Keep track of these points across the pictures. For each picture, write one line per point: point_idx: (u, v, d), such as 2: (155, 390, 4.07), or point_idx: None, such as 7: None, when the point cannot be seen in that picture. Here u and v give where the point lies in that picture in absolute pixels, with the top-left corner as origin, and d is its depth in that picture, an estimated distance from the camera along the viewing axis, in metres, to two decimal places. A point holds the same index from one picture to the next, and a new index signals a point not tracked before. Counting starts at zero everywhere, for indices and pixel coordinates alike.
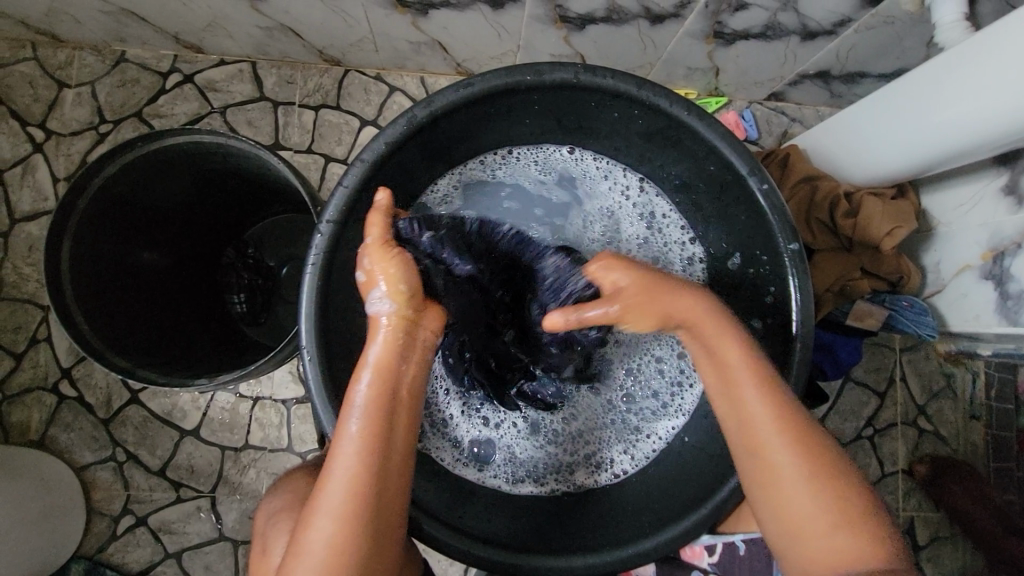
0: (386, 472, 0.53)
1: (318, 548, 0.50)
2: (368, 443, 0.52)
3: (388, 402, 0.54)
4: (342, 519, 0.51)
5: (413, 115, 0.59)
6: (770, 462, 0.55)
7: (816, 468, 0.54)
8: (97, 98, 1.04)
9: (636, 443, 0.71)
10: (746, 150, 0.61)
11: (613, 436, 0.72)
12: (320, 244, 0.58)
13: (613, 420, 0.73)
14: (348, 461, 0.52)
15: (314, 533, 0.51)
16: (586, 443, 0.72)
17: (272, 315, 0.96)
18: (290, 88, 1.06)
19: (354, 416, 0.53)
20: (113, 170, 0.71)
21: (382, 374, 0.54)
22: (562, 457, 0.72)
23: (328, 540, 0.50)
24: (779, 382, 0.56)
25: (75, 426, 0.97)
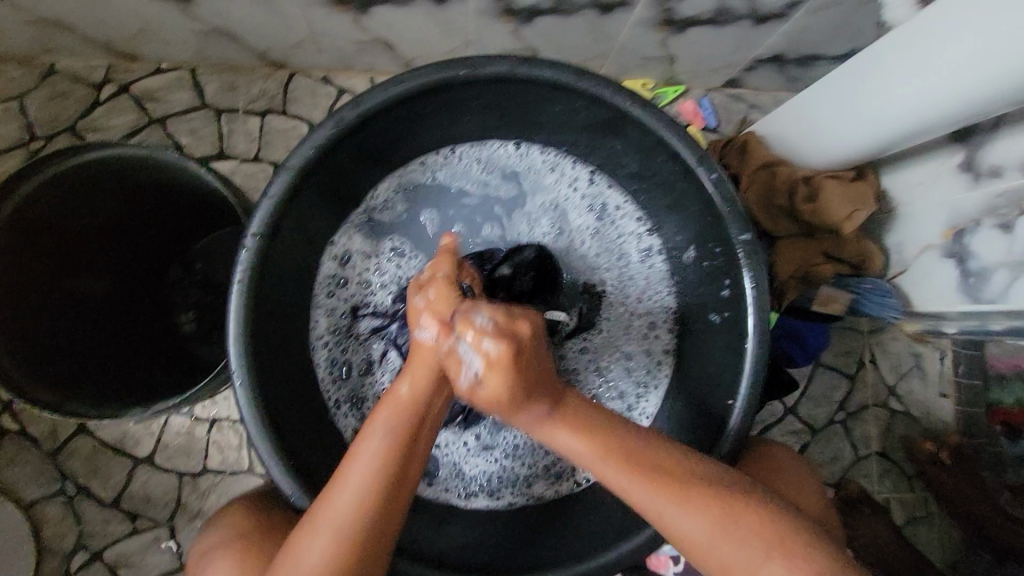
0: (396, 503, 0.50)
1: (305, 571, 0.47)
2: (382, 465, 0.50)
3: (413, 425, 0.52)
4: (339, 543, 0.47)
5: (342, 116, 0.56)
6: (671, 527, 0.50)
7: (719, 515, 0.49)
8: (26, 114, 0.98)
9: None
10: (693, 140, 0.59)
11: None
12: (246, 259, 0.54)
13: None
14: (357, 483, 0.49)
15: (303, 553, 0.47)
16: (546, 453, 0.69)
17: (222, 332, 0.90)
18: (232, 94, 1.02)
19: (377, 432, 0.51)
20: (27, 190, 0.67)
21: (412, 401, 0.53)
22: (519, 469, 0.69)
23: (320, 559, 0.47)
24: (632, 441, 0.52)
25: (20, 461, 0.92)
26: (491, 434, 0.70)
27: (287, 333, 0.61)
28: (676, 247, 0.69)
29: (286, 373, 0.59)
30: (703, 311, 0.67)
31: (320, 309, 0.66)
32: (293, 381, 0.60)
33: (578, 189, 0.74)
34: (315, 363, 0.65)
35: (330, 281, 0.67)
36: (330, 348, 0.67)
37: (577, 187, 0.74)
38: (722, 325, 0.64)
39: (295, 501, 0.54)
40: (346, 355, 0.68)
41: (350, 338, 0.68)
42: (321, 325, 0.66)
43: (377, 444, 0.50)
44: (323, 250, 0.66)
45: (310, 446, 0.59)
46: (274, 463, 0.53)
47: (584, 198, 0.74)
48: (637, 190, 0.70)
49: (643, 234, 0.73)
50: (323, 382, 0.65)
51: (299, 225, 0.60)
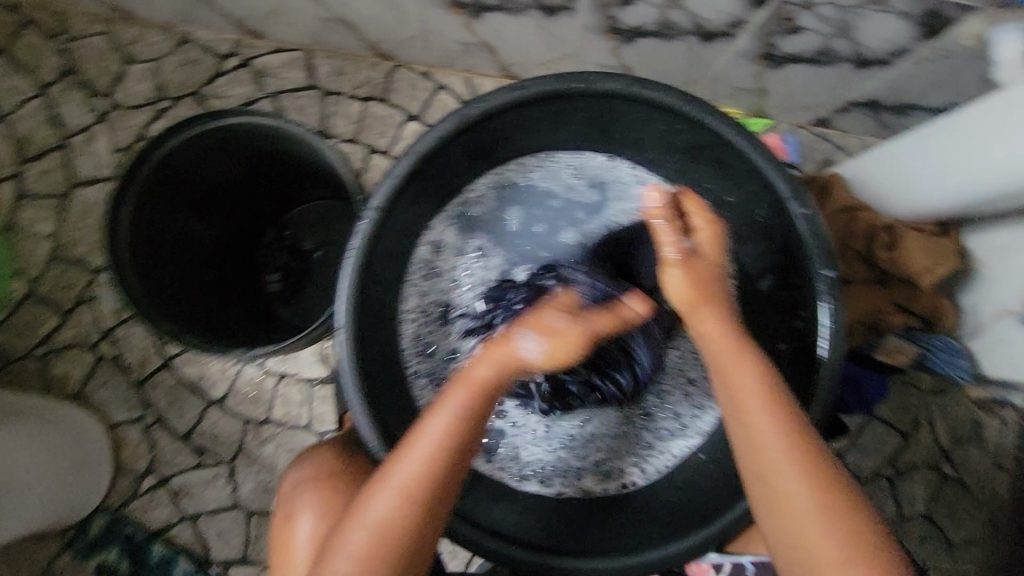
0: (455, 478, 0.55)
1: (372, 522, 0.53)
2: (446, 447, 0.54)
3: (480, 408, 0.56)
4: (405, 506, 0.53)
5: (464, 113, 0.61)
6: (781, 489, 0.53)
7: (828, 502, 0.52)
8: (160, 75, 1.09)
9: (648, 459, 0.71)
10: (790, 174, 0.61)
11: (626, 451, 0.72)
12: (363, 230, 0.60)
13: (629, 434, 0.73)
14: (423, 457, 0.53)
15: (372, 506, 0.53)
16: (598, 453, 0.72)
17: (304, 296, 0.99)
18: (341, 78, 1.10)
19: (444, 411, 0.55)
20: (174, 144, 0.75)
21: (484, 387, 0.56)
22: (573, 463, 0.72)
23: (384, 514, 0.53)
24: (790, 407, 0.55)
25: (111, 385, 1.01)
26: (551, 425, 0.74)
27: (384, 300, 0.66)
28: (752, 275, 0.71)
29: (377, 338, 0.64)
30: (772, 339, 0.69)
31: (410, 289, 0.72)
32: (382, 347, 0.65)
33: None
34: (402, 336, 0.71)
35: (425, 265, 0.73)
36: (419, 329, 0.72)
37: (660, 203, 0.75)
38: (790, 355, 0.66)
39: (374, 452, 0.59)
40: (434, 337, 0.73)
41: (438, 321, 0.74)
42: (412, 304, 0.71)
43: (442, 422, 0.55)
44: (420, 235, 0.72)
45: (390, 406, 0.64)
46: (361, 414, 0.59)
47: None
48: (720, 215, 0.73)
49: None
50: (408, 356, 0.71)
51: (407, 206, 0.65)
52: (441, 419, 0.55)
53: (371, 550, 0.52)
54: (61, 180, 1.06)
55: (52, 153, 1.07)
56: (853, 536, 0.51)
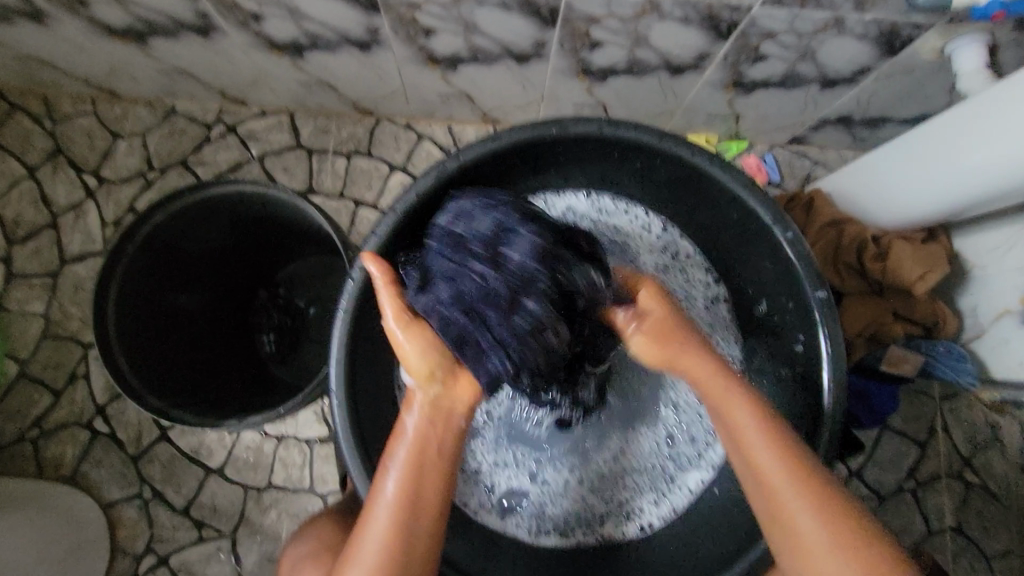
0: (426, 531, 0.52)
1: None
2: (398, 504, 0.52)
3: (419, 460, 0.54)
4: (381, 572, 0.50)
5: (444, 166, 0.62)
6: (789, 523, 0.51)
7: (836, 532, 0.49)
8: (147, 148, 1.11)
9: (670, 493, 0.69)
10: (770, 200, 0.61)
11: (648, 488, 0.70)
12: (351, 291, 0.59)
13: (649, 470, 0.70)
14: (385, 517, 0.51)
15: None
16: (620, 495, 0.70)
17: (300, 354, 0.98)
18: (325, 136, 1.12)
19: (389, 474, 0.53)
20: (161, 218, 0.76)
21: (419, 434, 0.55)
22: (596, 509, 0.69)
23: None
24: (776, 434, 0.54)
25: (105, 462, 0.99)
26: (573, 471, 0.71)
27: (377, 357, 0.65)
28: (746, 300, 0.71)
29: (370, 401, 0.63)
30: (773, 364, 0.68)
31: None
32: (376, 410, 0.64)
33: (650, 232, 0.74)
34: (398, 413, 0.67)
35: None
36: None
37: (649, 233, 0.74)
38: (793, 378, 0.65)
39: None
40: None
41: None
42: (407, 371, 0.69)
43: (391, 484, 0.53)
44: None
45: None
46: (361, 479, 0.57)
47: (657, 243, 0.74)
48: (707, 242, 0.73)
49: (711, 283, 0.74)
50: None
51: (394, 262, 0.65)
52: (392, 482, 0.53)
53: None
54: (51, 257, 1.07)
55: (43, 232, 1.08)
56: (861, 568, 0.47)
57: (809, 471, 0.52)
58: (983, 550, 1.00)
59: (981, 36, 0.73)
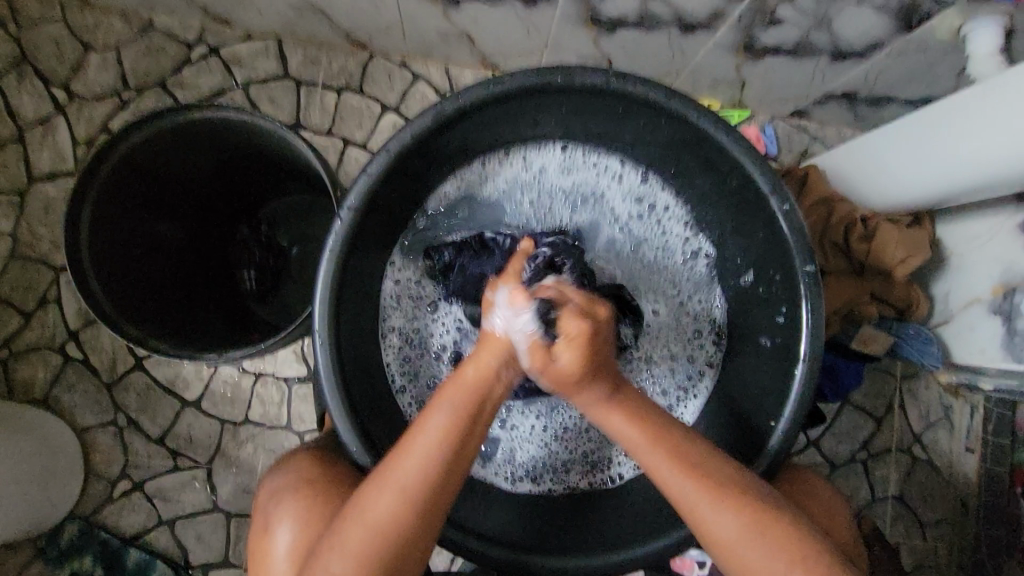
0: (455, 470, 0.53)
1: (374, 523, 0.50)
2: (441, 440, 0.52)
3: (476, 403, 0.54)
4: (405, 502, 0.51)
5: (442, 108, 0.60)
6: (703, 523, 0.54)
7: (754, 516, 0.53)
8: (122, 64, 1.04)
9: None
10: (770, 170, 0.61)
11: (618, 443, 0.72)
12: (339, 230, 0.58)
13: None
14: (422, 451, 0.52)
15: (373, 504, 0.51)
16: (592, 447, 0.72)
17: (280, 294, 0.96)
18: (314, 68, 1.06)
19: (444, 410, 0.53)
20: (139, 139, 0.71)
21: (480, 380, 0.55)
22: (563, 457, 0.72)
23: (387, 515, 0.50)
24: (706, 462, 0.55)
25: (79, 388, 0.98)
26: (549, 422, 0.73)
27: (362, 298, 0.65)
28: (734, 269, 0.71)
29: (355, 342, 0.63)
30: (753, 334, 0.69)
31: (389, 304, 0.71)
32: (360, 350, 0.64)
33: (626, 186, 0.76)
34: (386, 357, 0.70)
35: (407, 277, 0.72)
36: (404, 340, 0.71)
37: (621, 185, 0.76)
38: (771, 350, 0.66)
39: (355, 456, 0.58)
40: (420, 350, 0.73)
41: (421, 325, 0.73)
42: (394, 315, 0.71)
43: (442, 417, 0.53)
44: (394, 244, 0.71)
45: (372, 410, 0.63)
46: (341, 419, 0.57)
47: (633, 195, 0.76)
48: (702, 209, 0.72)
49: (689, 238, 0.75)
50: (392, 370, 0.70)
51: (384, 205, 0.63)
52: (442, 413, 0.53)
53: (370, 551, 0.50)
54: (19, 175, 1.01)
55: (8, 147, 1.02)
56: (777, 542, 0.52)
57: (716, 472, 0.54)
58: (920, 518, 1.07)
59: (999, 19, 0.71)
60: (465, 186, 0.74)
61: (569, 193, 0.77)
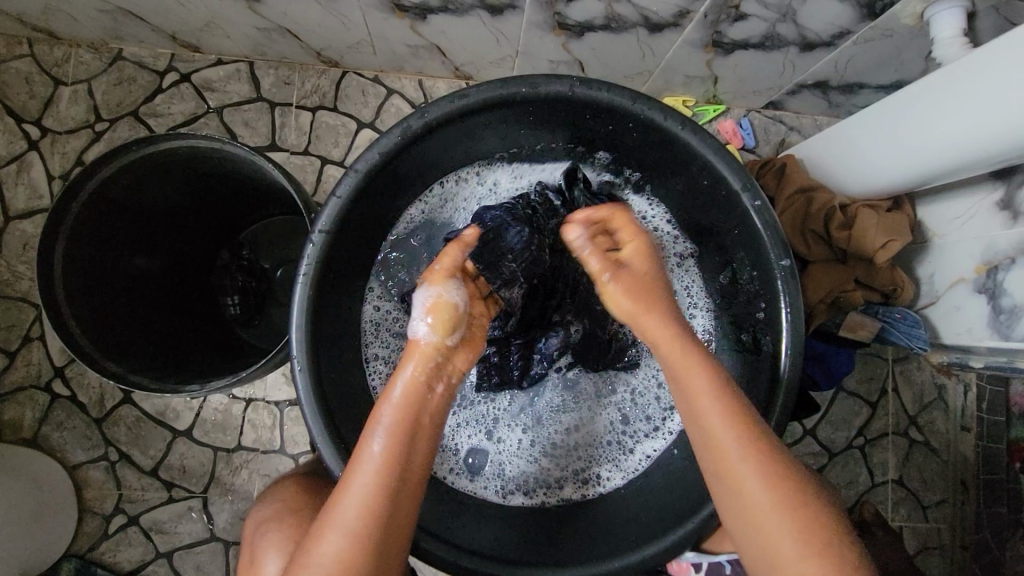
0: (400, 502, 0.52)
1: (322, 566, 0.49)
2: (387, 465, 0.52)
3: (410, 422, 0.55)
4: (354, 542, 0.50)
5: (408, 125, 0.60)
6: (739, 489, 0.53)
7: (790, 498, 0.52)
8: (93, 96, 1.03)
9: (628, 457, 0.71)
10: (740, 166, 0.61)
11: (606, 453, 0.72)
12: (312, 253, 0.58)
13: (606, 439, 0.72)
14: (366, 484, 0.51)
15: (323, 549, 0.50)
16: (578, 458, 0.72)
17: (265, 316, 0.95)
18: (287, 88, 1.06)
19: (379, 434, 0.53)
20: (108, 173, 0.71)
21: (410, 396, 0.56)
22: (552, 471, 0.71)
23: (337, 555, 0.49)
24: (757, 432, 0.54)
25: (68, 425, 0.97)
26: (537, 433, 0.73)
27: (339, 320, 0.65)
28: (714, 268, 0.71)
29: (336, 366, 0.63)
30: (736, 330, 0.69)
31: (371, 331, 0.70)
32: (341, 373, 0.64)
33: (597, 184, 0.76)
34: (371, 381, 0.69)
35: (387, 306, 0.71)
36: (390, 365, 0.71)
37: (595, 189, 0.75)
38: (754, 345, 0.66)
39: None
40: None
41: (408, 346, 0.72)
42: (376, 344, 0.70)
43: (378, 445, 0.53)
44: (371, 273, 0.71)
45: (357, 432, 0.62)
46: (326, 444, 0.57)
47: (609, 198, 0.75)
48: (679, 208, 0.72)
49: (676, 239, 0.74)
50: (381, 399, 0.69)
51: (357, 225, 0.63)
52: (382, 439, 0.53)
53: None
54: None
55: None
56: (807, 527, 0.51)
57: (764, 439, 0.54)
58: (921, 501, 1.07)
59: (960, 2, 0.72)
60: (430, 210, 0.74)
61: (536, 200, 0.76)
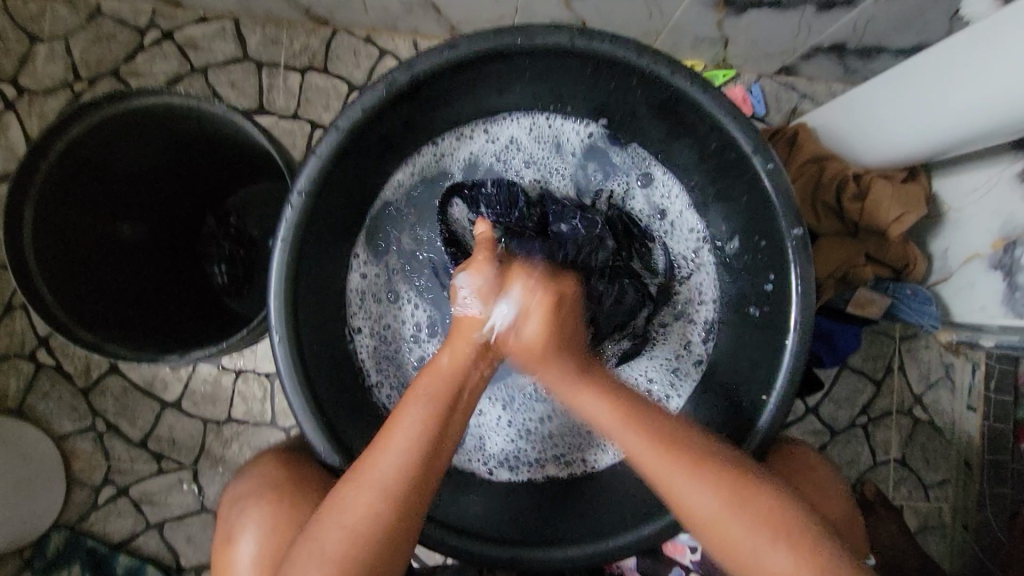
0: (440, 455, 0.52)
1: (347, 522, 0.48)
2: (432, 416, 0.52)
3: (450, 394, 0.53)
4: (384, 498, 0.49)
5: (393, 78, 0.55)
6: (681, 501, 0.51)
7: (763, 516, 0.49)
8: (71, 54, 0.98)
9: (612, 449, 0.68)
10: (752, 127, 0.56)
11: (586, 443, 0.69)
12: (291, 217, 0.54)
13: (589, 429, 0.69)
14: (407, 440, 0.50)
15: (348, 506, 0.48)
16: (559, 444, 0.70)
17: (253, 286, 0.92)
18: (274, 48, 1.00)
19: (418, 404, 0.52)
20: (78, 132, 0.67)
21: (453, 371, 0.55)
22: (533, 451, 0.70)
23: (364, 514, 0.48)
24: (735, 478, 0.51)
25: (54, 395, 0.95)
26: (517, 409, 0.71)
27: (322, 287, 0.62)
28: (721, 237, 0.68)
29: (318, 334, 0.60)
30: (744, 304, 0.66)
31: (356, 299, 0.68)
32: (325, 343, 0.61)
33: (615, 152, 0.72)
34: (357, 349, 0.67)
35: (373, 271, 0.69)
36: (375, 332, 0.68)
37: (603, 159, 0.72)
38: (760, 320, 0.63)
39: (323, 456, 0.55)
40: (392, 341, 0.69)
41: (391, 313, 0.70)
42: (360, 312, 0.67)
43: (418, 412, 0.52)
44: (359, 232, 0.68)
45: (338, 404, 0.60)
46: (307, 419, 0.54)
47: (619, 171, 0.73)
48: (686, 174, 0.69)
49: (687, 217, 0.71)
50: (367, 368, 0.67)
51: (340, 186, 0.60)
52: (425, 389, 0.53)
53: (342, 559, 0.47)
54: None
55: None
56: (763, 518, 0.49)
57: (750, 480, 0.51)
58: (923, 480, 1.05)
59: None
60: (428, 170, 0.71)
61: (553, 158, 0.73)
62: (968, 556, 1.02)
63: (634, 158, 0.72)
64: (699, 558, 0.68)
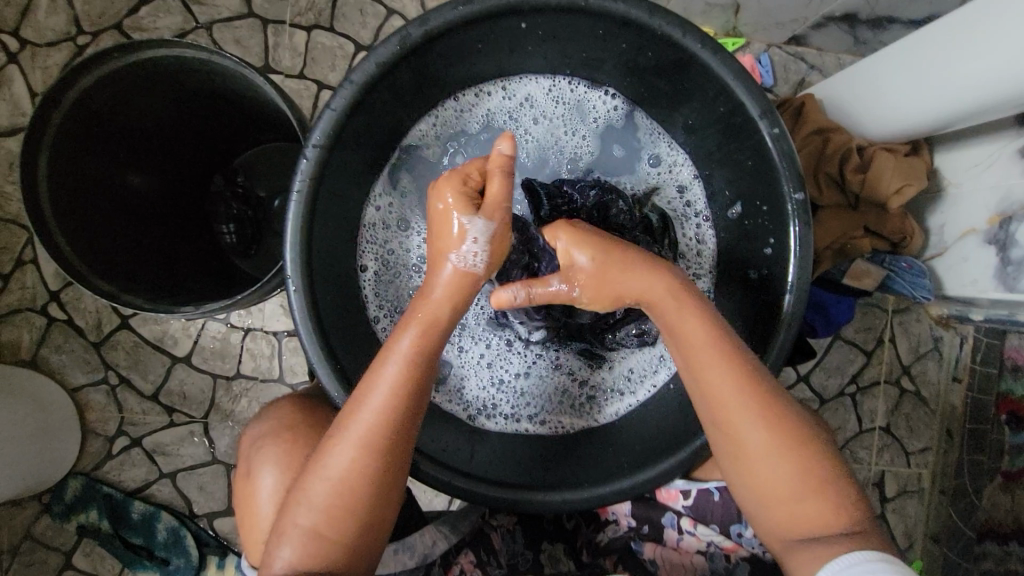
0: (416, 409, 0.53)
1: (330, 477, 0.51)
2: (404, 371, 0.53)
3: (430, 351, 0.54)
4: (364, 452, 0.51)
5: (407, 34, 0.56)
6: (759, 470, 0.53)
7: (817, 474, 0.52)
8: (73, 6, 0.97)
9: (587, 417, 0.73)
10: (760, 91, 0.57)
11: (559, 407, 0.73)
12: (306, 168, 0.56)
13: (558, 394, 0.74)
14: (380, 397, 0.52)
15: (331, 461, 0.51)
16: (536, 403, 0.73)
17: (261, 246, 0.92)
18: (281, 5, 0.99)
19: (393, 360, 0.53)
20: (89, 82, 0.68)
21: (428, 326, 0.54)
22: (511, 404, 0.73)
23: (343, 468, 0.51)
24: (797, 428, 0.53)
25: (66, 348, 0.97)
26: (497, 360, 0.74)
27: (334, 243, 0.63)
28: (723, 202, 0.69)
29: (330, 282, 0.62)
30: (744, 268, 0.67)
31: (367, 230, 0.70)
32: (336, 291, 0.63)
33: (637, 122, 0.74)
34: (362, 290, 0.69)
35: (387, 211, 0.71)
36: (381, 264, 0.70)
37: (615, 126, 0.74)
38: (759, 284, 0.64)
39: (337, 402, 0.57)
40: (395, 276, 0.71)
41: (398, 243, 0.72)
42: (368, 253, 0.69)
43: (393, 371, 0.53)
44: (375, 170, 0.69)
45: (351, 353, 0.62)
46: (322, 364, 0.57)
47: (634, 140, 0.75)
48: (693, 143, 0.70)
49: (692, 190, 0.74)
50: (369, 301, 0.69)
51: (354, 141, 0.61)
52: (408, 339, 0.54)
53: (331, 507, 0.51)
54: None
55: None
56: (817, 478, 0.52)
57: (812, 450, 0.53)
58: (905, 447, 1.09)
59: None
60: (445, 123, 0.73)
61: (567, 121, 0.75)
62: (946, 519, 1.06)
63: (649, 133, 0.74)
64: (691, 504, 0.70)
